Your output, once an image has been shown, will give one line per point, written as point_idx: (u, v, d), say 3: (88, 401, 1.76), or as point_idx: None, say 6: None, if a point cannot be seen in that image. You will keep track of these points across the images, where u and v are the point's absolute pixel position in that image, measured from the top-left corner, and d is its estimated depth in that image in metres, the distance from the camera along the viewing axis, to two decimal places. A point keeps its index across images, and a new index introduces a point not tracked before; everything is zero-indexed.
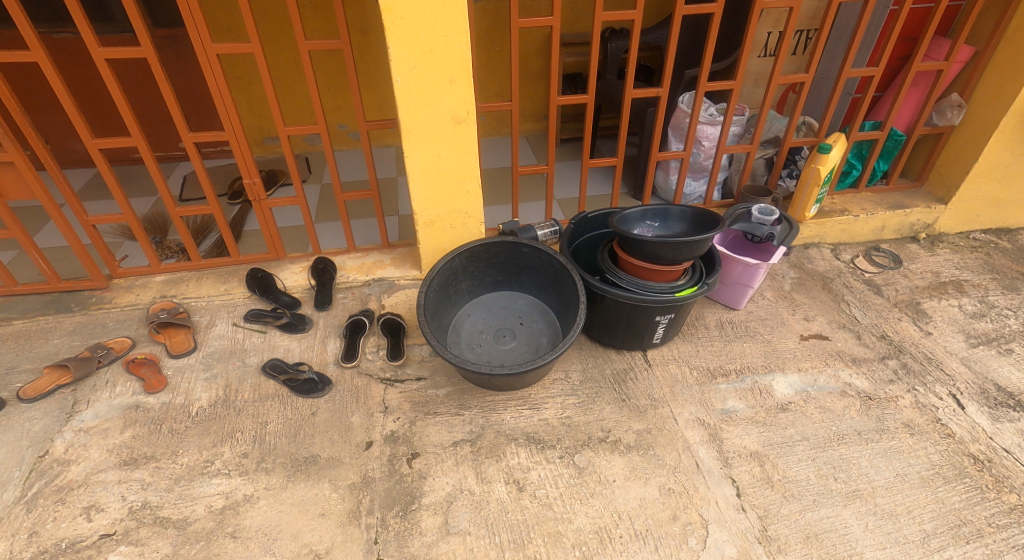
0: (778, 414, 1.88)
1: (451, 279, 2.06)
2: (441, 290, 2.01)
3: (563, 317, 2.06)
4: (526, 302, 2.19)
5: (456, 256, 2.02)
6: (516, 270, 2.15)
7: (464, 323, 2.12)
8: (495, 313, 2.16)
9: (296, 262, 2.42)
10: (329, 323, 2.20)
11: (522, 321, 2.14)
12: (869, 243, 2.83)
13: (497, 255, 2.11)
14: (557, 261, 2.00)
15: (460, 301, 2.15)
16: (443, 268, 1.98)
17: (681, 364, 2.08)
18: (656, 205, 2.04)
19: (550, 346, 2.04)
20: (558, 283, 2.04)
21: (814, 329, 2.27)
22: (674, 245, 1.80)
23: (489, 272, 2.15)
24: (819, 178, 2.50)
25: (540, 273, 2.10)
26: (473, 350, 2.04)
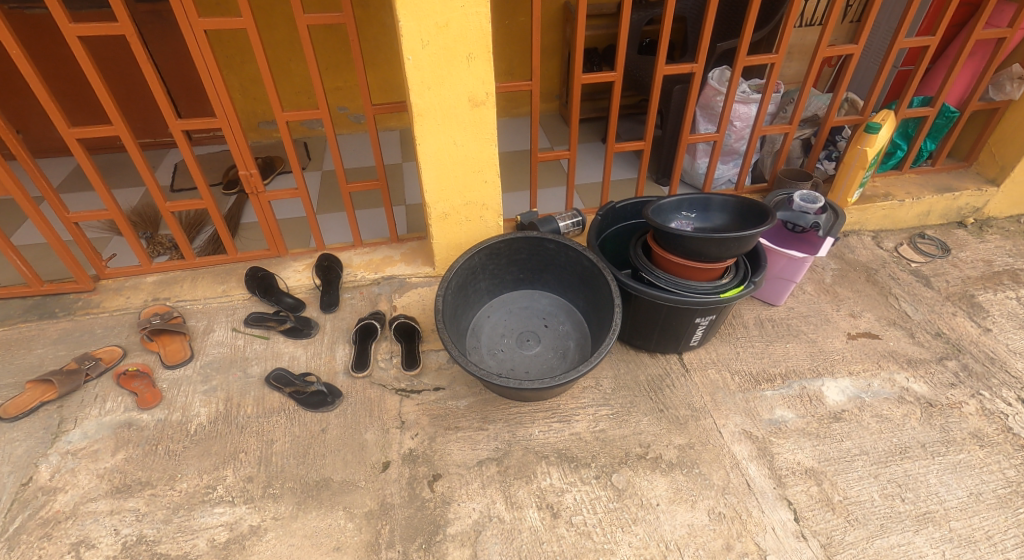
0: (831, 425, 1.72)
1: (470, 279, 1.88)
2: (459, 293, 1.83)
3: (592, 319, 1.88)
4: (550, 302, 2.01)
5: (476, 254, 1.84)
6: (539, 268, 1.97)
7: (484, 326, 1.96)
8: (517, 315, 1.99)
9: (299, 259, 2.25)
10: (337, 327, 2.03)
11: (546, 323, 1.97)
12: (912, 229, 2.64)
13: (519, 253, 1.92)
14: (586, 259, 1.81)
15: (480, 302, 1.98)
16: (460, 269, 1.80)
17: (721, 369, 1.91)
18: (695, 194, 1.85)
19: (577, 351, 1.87)
20: (587, 283, 1.86)
21: (861, 327, 2.09)
22: (720, 241, 1.61)
23: (509, 271, 1.97)
24: (865, 160, 2.29)
25: (567, 272, 1.92)
26: (495, 356, 1.88)
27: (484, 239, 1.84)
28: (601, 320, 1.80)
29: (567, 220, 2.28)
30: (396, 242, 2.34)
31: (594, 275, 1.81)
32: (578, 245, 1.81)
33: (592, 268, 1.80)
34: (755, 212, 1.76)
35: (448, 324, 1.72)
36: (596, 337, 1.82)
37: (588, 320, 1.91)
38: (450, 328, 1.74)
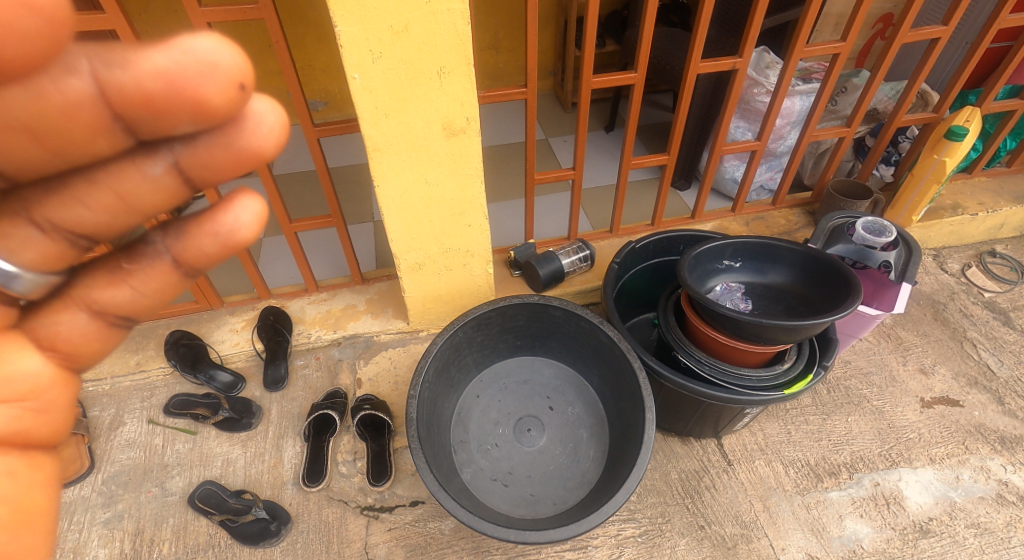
0: (918, 543, 1.35)
1: (452, 358, 1.45)
2: (438, 380, 1.41)
3: (610, 404, 1.46)
4: (555, 373, 1.59)
5: (458, 329, 1.41)
6: (541, 334, 1.53)
7: (473, 410, 1.54)
8: (514, 392, 1.57)
9: (236, 313, 1.78)
10: (285, 411, 1.59)
11: (551, 404, 1.55)
12: (980, 244, 2.23)
13: (515, 319, 1.48)
14: (604, 335, 1.38)
15: (466, 378, 1.55)
16: (439, 351, 1.38)
17: (772, 459, 1.51)
18: (751, 240, 1.40)
19: (592, 444, 1.47)
20: (603, 361, 1.43)
21: (937, 389, 1.71)
22: (782, 326, 1.17)
23: (503, 339, 1.54)
24: (941, 174, 1.84)
25: (577, 342, 1.49)
26: (488, 454, 1.47)
27: (469, 309, 1.41)
28: (623, 412, 1.38)
29: (573, 255, 1.84)
30: (361, 286, 1.88)
31: (614, 356, 1.38)
32: (593, 316, 1.38)
33: (610, 346, 1.38)
34: (830, 275, 1.30)
35: (425, 431, 1.31)
36: (616, 432, 1.41)
37: (605, 402, 1.49)
38: (428, 435, 1.33)
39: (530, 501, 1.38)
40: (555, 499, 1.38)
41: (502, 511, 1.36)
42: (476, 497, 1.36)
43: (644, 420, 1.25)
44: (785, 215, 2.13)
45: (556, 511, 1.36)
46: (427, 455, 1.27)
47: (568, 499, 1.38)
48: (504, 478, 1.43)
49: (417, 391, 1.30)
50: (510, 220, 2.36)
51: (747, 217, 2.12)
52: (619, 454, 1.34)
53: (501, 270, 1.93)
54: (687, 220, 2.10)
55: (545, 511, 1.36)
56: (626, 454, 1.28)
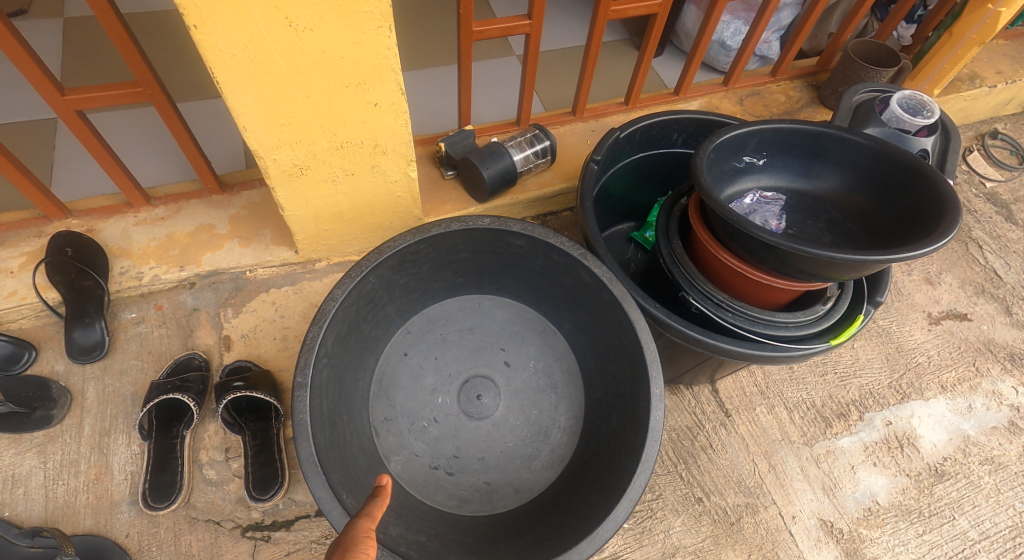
0: (934, 490, 1.17)
1: (366, 311, 1.00)
2: (343, 347, 0.96)
3: (589, 356, 1.10)
4: (510, 317, 1.19)
5: (370, 275, 0.94)
6: (494, 267, 1.12)
7: (401, 375, 1.11)
8: (456, 346, 1.16)
9: (7, 244, 1.13)
10: (106, 394, 1.05)
11: (507, 359, 1.15)
12: (981, 124, 1.94)
13: (456, 253, 1.05)
14: (586, 275, 0.98)
15: (388, 332, 1.11)
16: (343, 308, 0.91)
17: (775, 404, 1.24)
18: (798, 131, 1.01)
19: (562, 408, 1.11)
20: (582, 303, 1.05)
21: (944, 301, 1.48)
22: (856, 260, 0.79)
23: (441, 275, 1.11)
24: (987, 33, 1.45)
25: (541, 279, 1.10)
26: (424, 434, 1.07)
27: (384, 243, 0.94)
28: (614, 370, 1.01)
29: (526, 149, 1.38)
30: (219, 197, 1.27)
31: (601, 302, 0.98)
32: (573, 248, 0.96)
33: (592, 288, 0.98)
34: (898, 181, 0.94)
35: (325, 428, 0.87)
36: (600, 395, 1.05)
37: (583, 352, 1.12)
38: (331, 430, 0.89)
39: (485, 493, 1.02)
40: (518, 486, 1.03)
41: (446, 514, 0.98)
42: (411, 501, 0.97)
43: (651, 388, 0.87)
44: (784, 90, 1.72)
45: (521, 502, 1.01)
46: (331, 464, 0.84)
47: (535, 483, 1.03)
48: (448, 465, 1.05)
49: (308, 377, 0.82)
50: (437, 96, 1.75)
51: (740, 93, 1.68)
52: (607, 428, 0.99)
53: (428, 170, 1.42)
54: (670, 96, 1.62)
55: (506, 504, 1.00)
56: (625, 434, 0.92)
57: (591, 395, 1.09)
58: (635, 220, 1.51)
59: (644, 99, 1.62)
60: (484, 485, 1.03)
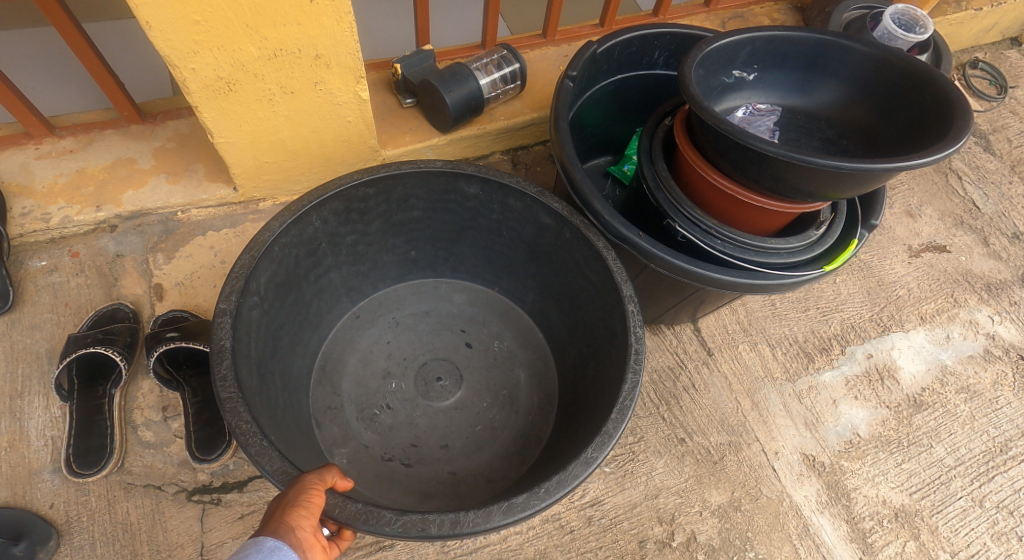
0: (913, 420, 1.15)
1: (311, 266, 0.90)
2: (283, 302, 0.86)
3: (559, 320, 1.01)
4: (468, 299, 1.10)
5: (312, 217, 0.83)
6: (454, 231, 1.02)
7: (348, 359, 1.02)
8: (410, 330, 1.06)
9: None
10: (17, 352, 0.91)
11: (468, 339, 1.07)
12: (961, 54, 1.88)
13: (408, 210, 0.95)
14: (545, 217, 0.89)
15: (334, 311, 1.02)
16: (281, 254, 0.81)
17: (757, 341, 1.20)
18: (795, 39, 0.91)
19: (529, 387, 1.02)
20: (545, 256, 0.97)
21: (924, 234, 1.44)
22: (861, 172, 0.70)
23: (393, 242, 1.01)
24: None
25: (499, 241, 1.01)
26: (375, 424, 0.96)
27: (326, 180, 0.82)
28: (586, 322, 0.92)
29: (493, 72, 1.24)
30: (139, 128, 1.09)
31: (563, 243, 0.90)
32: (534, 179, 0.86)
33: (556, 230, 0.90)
34: (902, 92, 0.86)
35: (258, 372, 0.76)
36: (574, 358, 0.97)
37: (553, 319, 1.04)
38: (268, 383, 0.79)
39: (451, 484, 0.91)
40: (488, 475, 0.92)
41: (404, 509, 0.85)
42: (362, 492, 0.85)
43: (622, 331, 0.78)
44: (768, 12, 1.60)
45: (492, 491, 0.89)
46: (263, 412, 0.72)
47: (507, 471, 0.92)
48: (404, 456, 0.93)
49: (230, 305, 0.69)
50: (392, 20, 1.56)
51: (723, 15, 1.56)
52: (586, 383, 0.91)
53: (384, 98, 1.27)
54: (648, 17, 1.49)
55: (474, 495, 0.89)
56: (604, 373, 0.84)
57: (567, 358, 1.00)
58: (611, 153, 1.41)
59: (620, 20, 1.48)
60: (451, 476, 0.92)
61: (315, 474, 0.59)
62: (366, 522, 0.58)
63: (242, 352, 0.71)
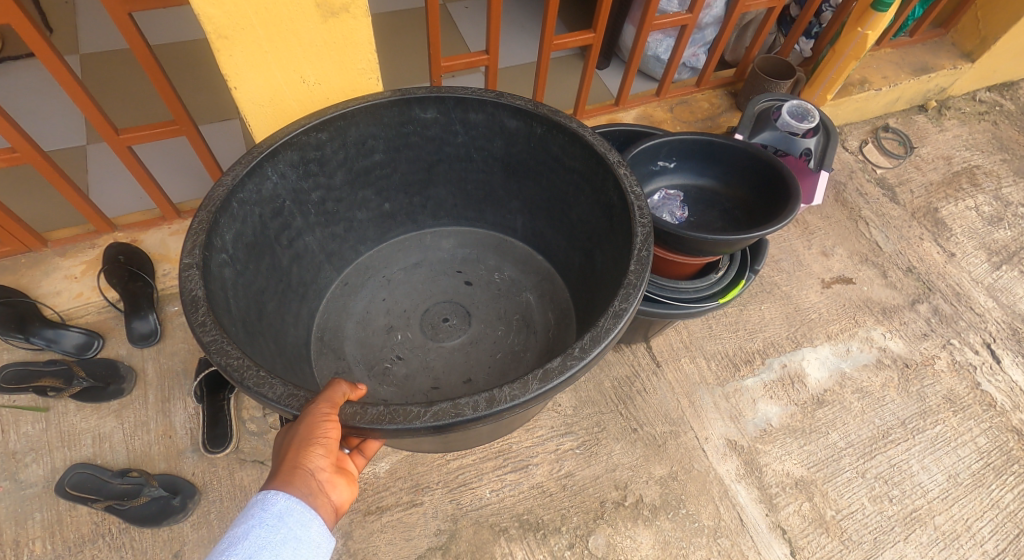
0: (815, 413, 1.51)
1: (286, 219, 1.17)
2: (254, 259, 1.09)
3: (551, 232, 1.36)
4: (454, 243, 1.47)
5: (267, 169, 1.05)
6: (427, 165, 1.33)
7: (347, 325, 1.32)
8: (400, 282, 1.40)
9: (70, 254, 1.42)
10: (164, 371, 1.33)
11: (463, 276, 1.42)
12: (876, 120, 2.30)
13: (368, 151, 1.22)
14: (510, 120, 1.19)
15: (318, 279, 1.32)
16: (242, 207, 1.03)
17: (695, 355, 1.57)
18: (696, 142, 1.30)
19: (532, 294, 1.37)
20: (524, 169, 1.29)
21: (835, 269, 1.82)
22: (725, 241, 1.10)
23: (363, 196, 1.31)
24: (860, 50, 1.78)
25: (473, 170, 1.35)
26: (391, 376, 1.24)
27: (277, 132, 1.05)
28: (584, 223, 1.23)
29: None
30: None
31: (535, 141, 1.20)
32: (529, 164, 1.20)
33: (530, 132, 1.19)
34: (767, 178, 1.24)
35: (239, 324, 0.97)
36: (578, 257, 1.29)
37: (549, 239, 1.38)
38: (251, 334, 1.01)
39: None
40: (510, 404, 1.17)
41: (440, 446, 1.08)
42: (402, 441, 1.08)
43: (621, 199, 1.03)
44: (707, 98, 2.03)
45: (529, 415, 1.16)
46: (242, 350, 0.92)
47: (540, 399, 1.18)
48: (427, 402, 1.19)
49: (196, 258, 0.87)
50: None
51: (671, 102, 2.00)
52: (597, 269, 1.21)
53: None
54: (612, 107, 1.92)
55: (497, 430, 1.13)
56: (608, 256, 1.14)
57: (568, 260, 1.34)
58: None
59: (590, 111, 1.92)
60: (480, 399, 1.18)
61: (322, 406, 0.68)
62: (394, 420, 0.71)
63: (218, 235, 0.96)
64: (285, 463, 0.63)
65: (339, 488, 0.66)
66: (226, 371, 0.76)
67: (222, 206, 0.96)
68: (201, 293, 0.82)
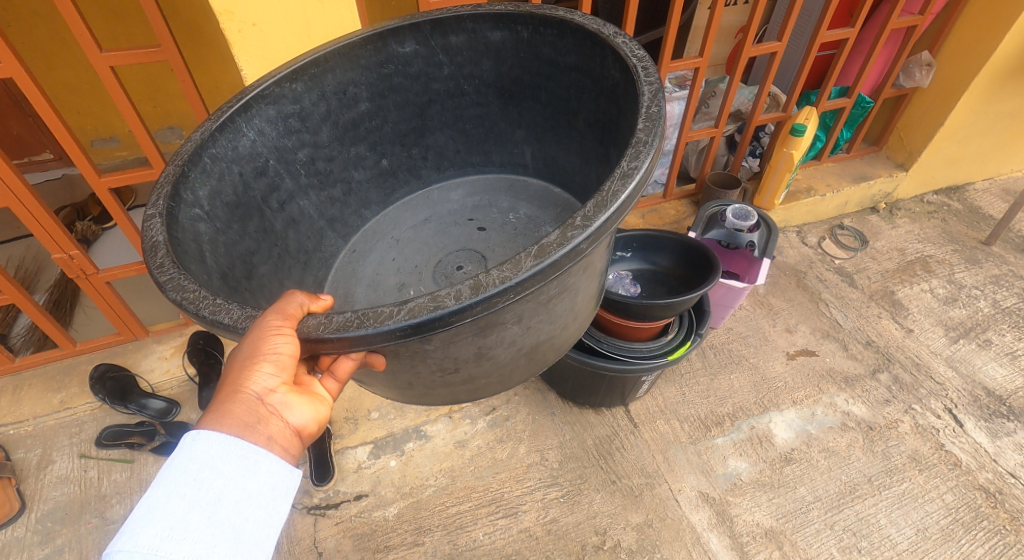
0: (784, 470, 1.66)
1: (273, 179, 1.26)
2: (239, 217, 1.15)
3: (564, 153, 1.48)
4: (462, 195, 1.61)
5: (241, 124, 1.16)
6: (419, 109, 1.47)
7: (359, 287, 1.40)
8: (410, 237, 1.50)
9: (163, 341, 1.86)
10: None
11: (473, 219, 1.52)
12: (832, 220, 2.64)
13: (355, 99, 1.36)
14: (493, 34, 1.34)
15: (319, 245, 1.42)
16: (217, 163, 1.10)
17: (670, 418, 1.77)
18: (642, 235, 1.66)
19: (549, 226, 1.44)
20: (521, 91, 1.45)
21: (799, 343, 2.04)
22: (667, 303, 1.40)
23: (357, 152, 1.44)
24: (791, 164, 2.19)
25: (468, 106, 1.50)
26: None
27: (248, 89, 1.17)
28: (590, 127, 1.36)
29: None
30: None
31: (525, 50, 1.34)
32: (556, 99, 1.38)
33: (518, 41, 1.34)
34: (698, 256, 1.57)
35: (218, 276, 0.99)
36: (597, 167, 1.37)
37: (563, 161, 1.50)
38: (234, 288, 1.03)
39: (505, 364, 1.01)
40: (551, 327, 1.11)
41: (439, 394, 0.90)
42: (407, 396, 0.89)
43: (622, 72, 1.12)
44: (674, 206, 2.45)
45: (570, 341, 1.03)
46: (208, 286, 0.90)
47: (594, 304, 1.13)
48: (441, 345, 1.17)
49: (158, 209, 0.90)
50: None
51: (643, 211, 2.42)
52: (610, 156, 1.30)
53: None
54: None
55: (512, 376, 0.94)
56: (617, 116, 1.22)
57: (586, 178, 1.45)
58: None
59: None
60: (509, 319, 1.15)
61: (263, 331, 0.63)
62: (365, 324, 0.65)
63: (190, 182, 1.01)
64: (223, 393, 0.63)
65: (288, 413, 0.66)
66: (182, 305, 0.73)
67: (192, 158, 1.03)
68: (161, 239, 0.84)
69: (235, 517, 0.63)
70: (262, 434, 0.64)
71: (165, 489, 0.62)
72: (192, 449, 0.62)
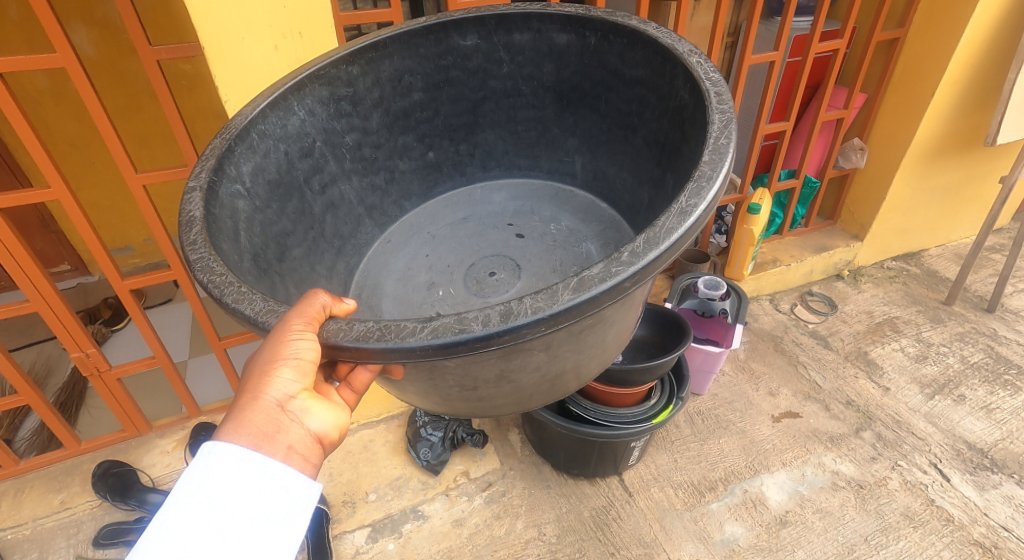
0: (780, 533, 1.67)
1: (318, 161, 1.13)
2: (279, 197, 1.03)
3: (615, 166, 1.27)
4: (507, 197, 1.39)
5: (292, 102, 1.05)
6: (472, 105, 1.31)
7: (386, 283, 1.19)
8: (444, 236, 1.29)
9: (165, 435, 1.91)
10: None
11: (512, 224, 1.30)
12: (801, 287, 2.82)
13: (409, 89, 1.23)
14: (559, 37, 1.20)
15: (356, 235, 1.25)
16: (264, 140, 0.99)
17: (664, 485, 1.80)
18: None
19: (592, 241, 1.20)
20: (579, 96, 1.26)
21: (782, 406, 2.12)
22: (646, 367, 1.51)
23: (404, 142, 1.29)
24: (753, 238, 2.40)
25: (522, 106, 1.32)
26: None
27: (302, 68, 1.07)
28: (649, 146, 1.15)
29: None
30: None
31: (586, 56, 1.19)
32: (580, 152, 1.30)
33: (584, 47, 1.18)
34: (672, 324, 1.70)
35: (250, 257, 0.87)
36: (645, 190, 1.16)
37: (612, 176, 1.28)
38: (265, 271, 0.90)
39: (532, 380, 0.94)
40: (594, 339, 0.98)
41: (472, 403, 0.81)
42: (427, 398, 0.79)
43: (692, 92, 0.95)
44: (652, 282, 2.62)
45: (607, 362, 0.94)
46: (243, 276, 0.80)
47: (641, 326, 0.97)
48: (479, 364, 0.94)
49: (200, 182, 0.81)
50: None
51: None
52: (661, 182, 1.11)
53: None
54: None
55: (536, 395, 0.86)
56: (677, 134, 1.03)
57: (635, 199, 1.21)
58: None
59: None
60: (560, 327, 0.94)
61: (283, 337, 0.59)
62: (386, 336, 0.58)
63: (234, 159, 0.91)
64: (242, 401, 0.65)
65: (306, 419, 0.67)
66: (205, 289, 0.66)
67: (241, 133, 0.93)
68: (198, 215, 0.76)
69: (249, 531, 0.67)
70: (280, 445, 0.66)
71: (180, 506, 0.65)
72: (211, 457, 0.65)
